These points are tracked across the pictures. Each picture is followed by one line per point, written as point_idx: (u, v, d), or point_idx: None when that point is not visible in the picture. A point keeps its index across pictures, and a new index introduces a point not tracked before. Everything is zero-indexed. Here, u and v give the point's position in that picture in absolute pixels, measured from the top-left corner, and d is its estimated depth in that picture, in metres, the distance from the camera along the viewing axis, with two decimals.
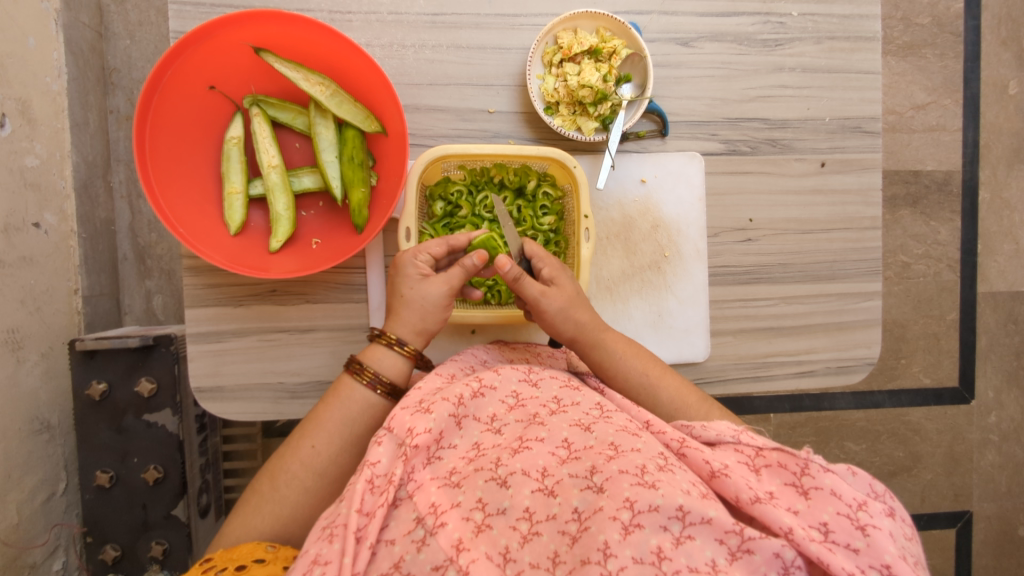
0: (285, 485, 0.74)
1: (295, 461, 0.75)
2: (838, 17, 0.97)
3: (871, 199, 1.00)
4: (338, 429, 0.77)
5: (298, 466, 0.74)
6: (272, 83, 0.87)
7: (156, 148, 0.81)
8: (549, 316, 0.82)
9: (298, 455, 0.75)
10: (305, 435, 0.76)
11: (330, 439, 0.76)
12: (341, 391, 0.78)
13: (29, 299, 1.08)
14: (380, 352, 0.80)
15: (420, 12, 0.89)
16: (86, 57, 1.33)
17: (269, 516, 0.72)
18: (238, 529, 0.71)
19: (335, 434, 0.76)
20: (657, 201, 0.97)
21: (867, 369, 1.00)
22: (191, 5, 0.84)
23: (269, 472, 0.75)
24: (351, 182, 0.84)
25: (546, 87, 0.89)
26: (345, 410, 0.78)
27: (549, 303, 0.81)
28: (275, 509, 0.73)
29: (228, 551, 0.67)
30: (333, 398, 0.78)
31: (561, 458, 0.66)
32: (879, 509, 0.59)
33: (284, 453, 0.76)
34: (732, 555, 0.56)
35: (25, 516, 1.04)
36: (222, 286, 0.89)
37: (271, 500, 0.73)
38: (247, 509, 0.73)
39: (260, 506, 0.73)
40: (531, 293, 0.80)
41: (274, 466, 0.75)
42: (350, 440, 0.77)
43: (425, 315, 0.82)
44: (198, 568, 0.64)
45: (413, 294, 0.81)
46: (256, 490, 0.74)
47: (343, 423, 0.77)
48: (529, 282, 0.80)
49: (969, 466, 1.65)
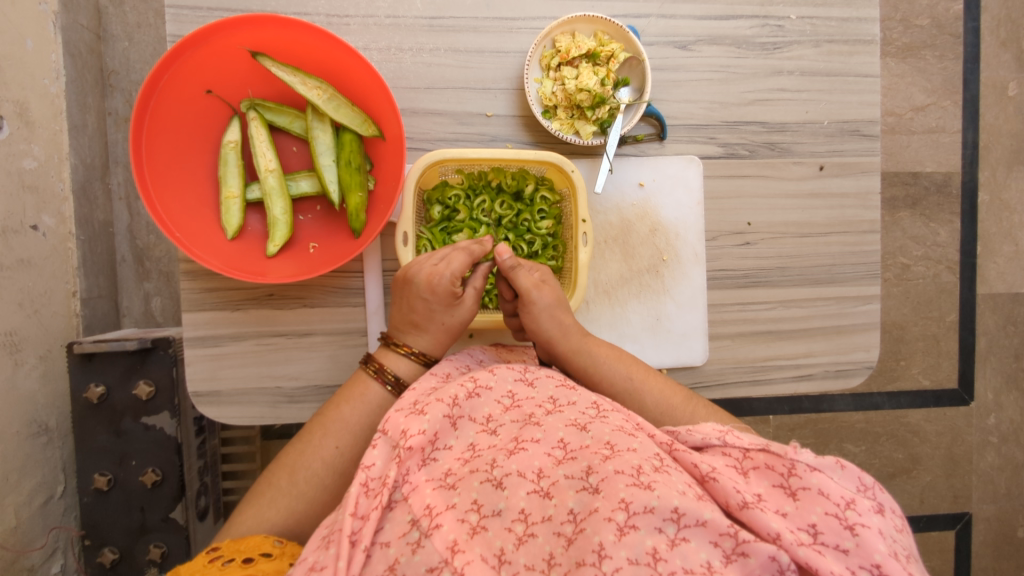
0: (304, 481, 0.73)
1: (316, 459, 0.75)
2: (837, 20, 0.96)
3: (871, 202, 1.00)
4: (363, 432, 0.77)
5: (319, 465, 0.74)
6: (270, 86, 0.87)
7: (153, 151, 0.81)
8: (537, 309, 0.83)
9: (320, 454, 0.75)
10: (328, 435, 0.76)
11: (354, 441, 0.76)
12: (367, 392, 0.79)
13: (27, 301, 1.08)
14: (402, 363, 0.81)
15: (418, 16, 0.89)
16: (85, 59, 1.32)
17: (283, 510, 0.72)
18: (252, 520, 0.71)
19: (358, 437, 0.77)
20: (655, 205, 0.96)
21: (866, 372, 1.00)
22: (189, 9, 0.84)
23: (286, 467, 0.74)
24: (349, 187, 0.83)
25: (545, 90, 0.89)
26: (371, 413, 0.78)
27: (539, 296, 0.83)
28: (290, 503, 0.72)
29: (236, 542, 0.66)
30: (357, 399, 0.78)
31: (557, 459, 0.66)
32: (867, 506, 0.59)
33: (305, 450, 0.75)
34: (727, 557, 0.56)
35: (23, 519, 1.04)
36: (220, 290, 0.89)
37: (287, 495, 0.73)
38: (261, 501, 0.72)
39: (276, 500, 0.72)
40: (524, 284, 0.83)
41: (293, 461, 0.74)
42: (372, 443, 0.77)
43: (457, 334, 0.85)
44: (205, 555, 0.64)
45: (451, 318, 0.83)
46: (272, 483, 0.73)
47: (367, 426, 0.77)
48: (522, 272, 0.84)
49: (969, 468, 1.65)
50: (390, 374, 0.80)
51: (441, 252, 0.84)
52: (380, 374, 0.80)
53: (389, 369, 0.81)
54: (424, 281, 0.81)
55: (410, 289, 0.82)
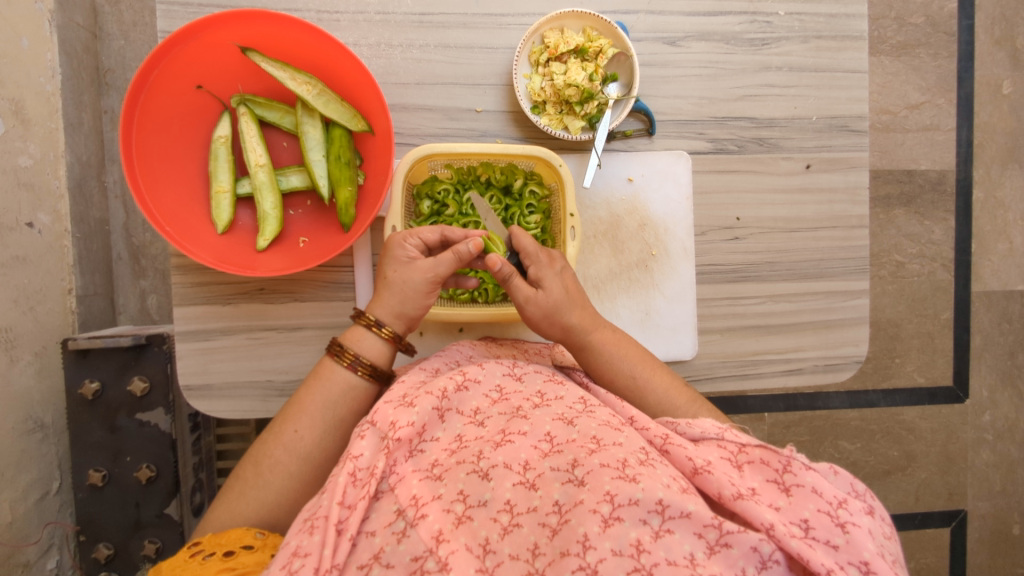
0: (268, 470, 0.73)
1: (278, 446, 0.74)
2: (825, 17, 0.97)
3: (859, 197, 1.00)
4: (320, 413, 0.76)
5: (281, 452, 0.73)
6: (258, 82, 0.87)
7: (143, 147, 0.81)
8: (535, 320, 0.83)
9: (280, 441, 0.74)
10: (287, 421, 0.75)
11: (312, 423, 0.75)
12: (324, 374, 0.78)
13: (22, 298, 1.09)
14: (366, 343, 0.79)
15: (408, 12, 0.89)
16: (81, 57, 1.33)
17: (254, 502, 0.72)
18: (224, 515, 0.71)
19: (317, 418, 0.76)
20: (644, 200, 0.97)
21: (855, 367, 1.00)
22: (179, 5, 0.85)
23: (251, 459, 0.74)
24: (338, 181, 0.84)
25: (534, 86, 0.90)
26: (328, 394, 0.77)
27: (533, 310, 0.81)
28: (258, 494, 0.72)
29: (217, 535, 0.67)
30: (313, 381, 0.77)
31: (543, 452, 0.66)
32: (858, 507, 0.60)
33: (266, 439, 0.74)
34: (710, 549, 0.57)
35: (18, 514, 1.04)
36: (210, 285, 0.90)
37: (254, 486, 0.72)
38: (231, 496, 0.72)
39: (244, 493, 0.72)
40: (518, 298, 0.81)
41: (257, 452, 0.74)
42: (333, 424, 0.76)
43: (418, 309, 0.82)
44: (187, 550, 0.64)
45: (399, 278, 0.80)
46: (240, 476, 0.73)
47: (324, 408, 0.76)
48: (518, 285, 0.80)
49: (964, 465, 1.66)
50: (353, 356, 0.78)
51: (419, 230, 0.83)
52: (344, 358, 0.78)
53: (352, 350, 0.79)
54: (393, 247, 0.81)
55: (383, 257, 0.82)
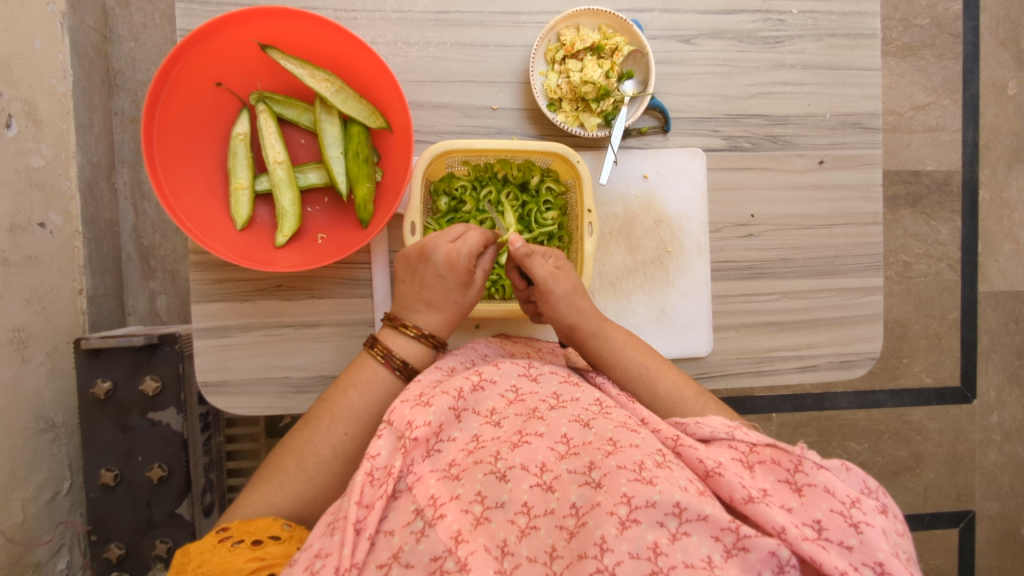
0: (313, 467, 0.73)
1: (326, 446, 0.74)
2: (838, 14, 0.98)
3: (872, 194, 1.00)
4: (371, 419, 0.77)
5: (329, 451, 0.74)
6: (276, 79, 0.88)
7: (163, 143, 0.82)
8: (556, 298, 0.83)
9: (329, 441, 0.74)
10: (337, 422, 0.75)
11: (364, 428, 0.76)
12: (375, 378, 0.78)
13: (34, 298, 1.09)
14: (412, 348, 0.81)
15: (425, 10, 0.90)
16: (92, 59, 1.34)
17: (291, 495, 0.71)
18: (257, 503, 0.70)
19: (368, 424, 0.76)
20: (659, 197, 0.97)
21: (869, 363, 1.01)
22: (198, 3, 0.85)
23: (293, 452, 0.73)
24: (356, 178, 0.84)
25: (550, 83, 0.90)
26: (381, 401, 0.78)
27: (556, 285, 0.82)
28: (298, 489, 0.71)
29: (245, 522, 0.67)
30: (365, 386, 0.78)
31: (559, 454, 0.66)
32: (872, 505, 0.60)
33: (311, 436, 0.74)
34: (727, 551, 0.57)
35: (29, 514, 1.04)
36: (228, 282, 0.90)
37: (295, 480, 0.72)
38: (267, 485, 0.71)
39: (283, 485, 0.71)
40: (542, 273, 0.82)
41: (301, 447, 0.73)
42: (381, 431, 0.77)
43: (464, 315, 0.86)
44: (215, 535, 0.64)
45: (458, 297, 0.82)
46: (279, 468, 0.72)
47: (376, 413, 0.77)
48: (538, 260, 0.82)
49: (972, 465, 1.65)
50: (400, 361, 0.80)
51: (455, 233, 0.83)
52: (390, 361, 0.79)
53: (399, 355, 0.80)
54: (445, 260, 0.80)
55: (431, 269, 0.81)
